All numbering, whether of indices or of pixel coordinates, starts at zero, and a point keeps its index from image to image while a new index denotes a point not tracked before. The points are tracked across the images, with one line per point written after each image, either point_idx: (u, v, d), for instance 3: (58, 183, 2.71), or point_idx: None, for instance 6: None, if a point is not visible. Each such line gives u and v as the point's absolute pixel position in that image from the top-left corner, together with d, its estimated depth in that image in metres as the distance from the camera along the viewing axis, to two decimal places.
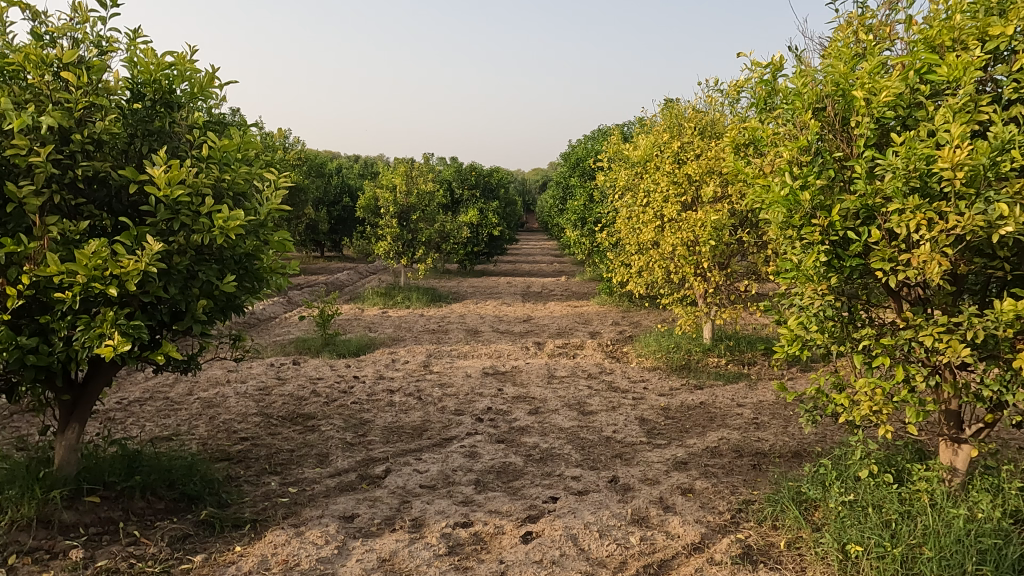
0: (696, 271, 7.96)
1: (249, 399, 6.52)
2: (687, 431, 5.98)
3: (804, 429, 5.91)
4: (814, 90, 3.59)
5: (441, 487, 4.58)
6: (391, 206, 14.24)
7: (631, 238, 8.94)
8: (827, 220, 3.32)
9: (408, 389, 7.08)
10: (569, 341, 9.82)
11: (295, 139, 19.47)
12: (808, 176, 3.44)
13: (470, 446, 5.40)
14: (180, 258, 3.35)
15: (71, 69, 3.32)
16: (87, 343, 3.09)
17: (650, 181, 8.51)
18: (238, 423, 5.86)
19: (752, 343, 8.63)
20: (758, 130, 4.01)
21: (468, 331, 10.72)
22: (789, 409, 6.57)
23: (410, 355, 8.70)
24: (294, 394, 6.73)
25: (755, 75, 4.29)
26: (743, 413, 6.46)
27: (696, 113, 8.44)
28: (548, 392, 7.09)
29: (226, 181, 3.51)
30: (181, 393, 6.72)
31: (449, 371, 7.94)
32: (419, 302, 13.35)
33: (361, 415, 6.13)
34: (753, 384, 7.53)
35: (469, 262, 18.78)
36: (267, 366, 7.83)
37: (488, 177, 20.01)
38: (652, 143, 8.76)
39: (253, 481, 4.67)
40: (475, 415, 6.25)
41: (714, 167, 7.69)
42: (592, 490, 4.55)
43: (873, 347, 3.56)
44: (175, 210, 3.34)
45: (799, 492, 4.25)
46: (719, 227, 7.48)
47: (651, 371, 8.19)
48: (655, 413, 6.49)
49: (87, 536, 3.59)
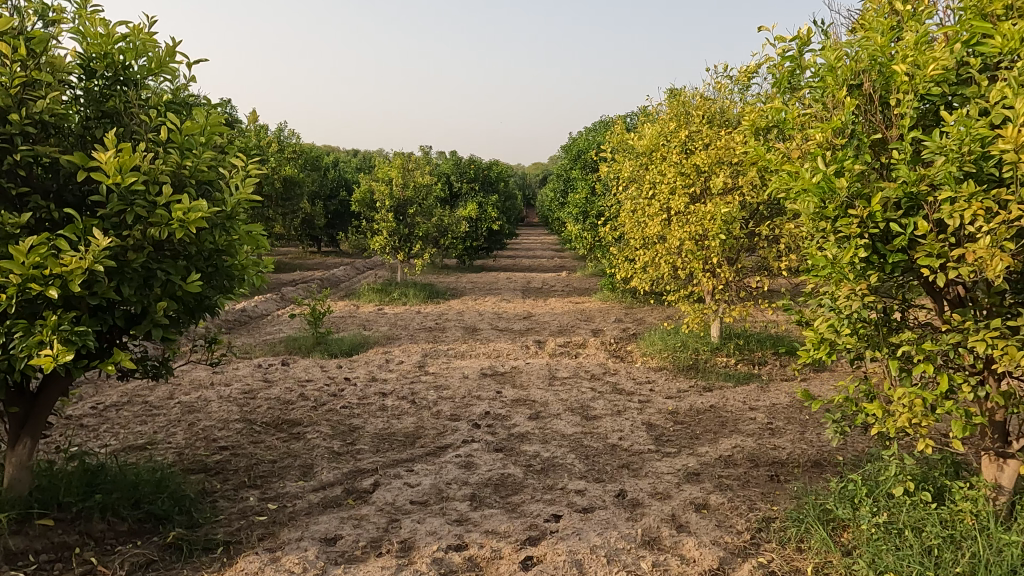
0: (705, 267, 7.60)
1: (232, 404, 6.14)
2: (698, 438, 5.61)
3: (823, 436, 5.55)
4: (849, 64, 3.18)
5: (433, 504, 4.21)
6: (387, 199, 13.82)
7: (636, 232, 8.50)
8: (866, 211, 2.88)
9: (401, 391, 6.70)
10: (570, 340, 9.44)
11: (289, 131, 19.07)
12: (845, 159, 2.98)
13: (466, 456, 5.03)
14: (136, 255, 2.98)
15: (8, 40, 2.91)
16: (25, 352, 2.70)
17: (655, 171, 8.11)
18: (218, 430, 5.48)
19: (763, 343, 8.27)
20: (783, 112, 3.61)
21: (466, 328, 10.35)
22: (805, 413, 6.20)
23: (404, 355, 8.32)
24: (280, 398, 6.36)
25: (778, 53, 3.90)
26: (757, 418, 6.10)
27: (705, 100, 8.02)
28: (549, 395, 6.72)
29: (189, 168, 3.10)
30: (162, 397, 6.35)
31: (445, 372, 7.57)
32: (416, 298, 12.99)
33: (350, 421, 5.75)
34: (765, 386, 7.17)
35: (468, 258, 18.57)
36: (253, 368, 7.45)
37: (488, 169, 19.63)
38: (658, 132, 8.32)
39: (229, 497, 4.31)
40: (471, 420, 5.87)
41: (724, 158, 7.30)
42: (598, 507, 4.17)
43: (914, 354, 3.18)
44: (129, 200, 2.95)
45: (825, 510, 3.89)
46: (729, 220, 7.13)
47: (657, 372, 7.82)
48: (662, 417, 6.11)
49: (37, 565, 3.22)
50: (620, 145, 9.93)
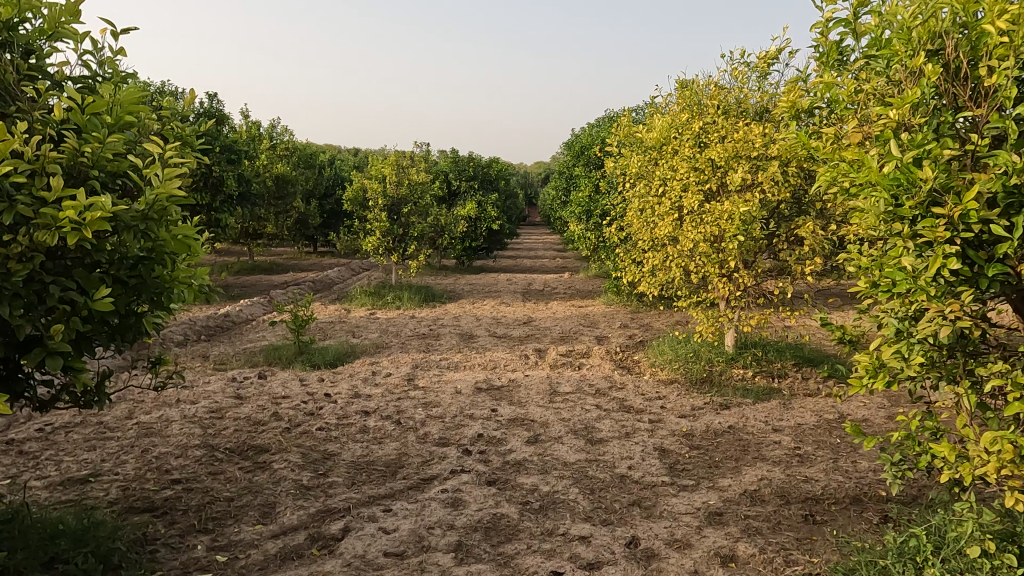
0: (720, 271, 6.97)
1: (195, 425, 5.49)
2: (718, 466, 4.95)
3: (859, 465, 4.90)
4: (926, 23, 2.52)
5: (411, 557, 3.55)
6: (380, 198, 13.17)
7: (644, 233, 7.82)
8: (958, 209, 2.22)
9: (386, 410, 6.05)
10: (573, 348, 8.79)
11: (282, 128, 18.44)
12: (926, 143, 2.32)
13: (453, 491, 4.38)
14: (19, 267, 2.33)
15: None
16: None
17: (666, 167, 7.45)
18: (174, 458, 4.83)
19: (782, 353, 7.62)
20: (835, 90, 2.96)
21: (462, 335, 9.70)
22: (836, 436, 5.55)
23: (393, 367, 7.65)
24: (250, 419, 5.71)
25: (823, 20, 3.24)
26: (782, 442, 5.44)
27: (720, 89, 7.34)
28: (550, 414, 6.05)
29: (90, 154, 2.44)
30: (119, 417, 5.70)
31: (436, 386, 6.91)
32: (411, 302, 12.34)
33: (324, 447, 5.10)
34: (788, 403, 6.52)
35: (467, 258, 17.94)
36: (226, 382, 6.80)
37: (488, 167, 18.98)
38: (668, 124, 7.62)
39: (172, 546, 3.67)
40: (462, 446, 5.22)
41: (742, 151, 6.63)
42: (606, 562, 3.51)
43: (1008, 389, 2.51)
44: (11, 196, 2.30)
45: (880, 570, 3.23)
46: (748, 220, 6.48)
47: (667, 386, 7.17)
48: (676, 440, 5.47)
49: None
50: (625, 137, 9.22)
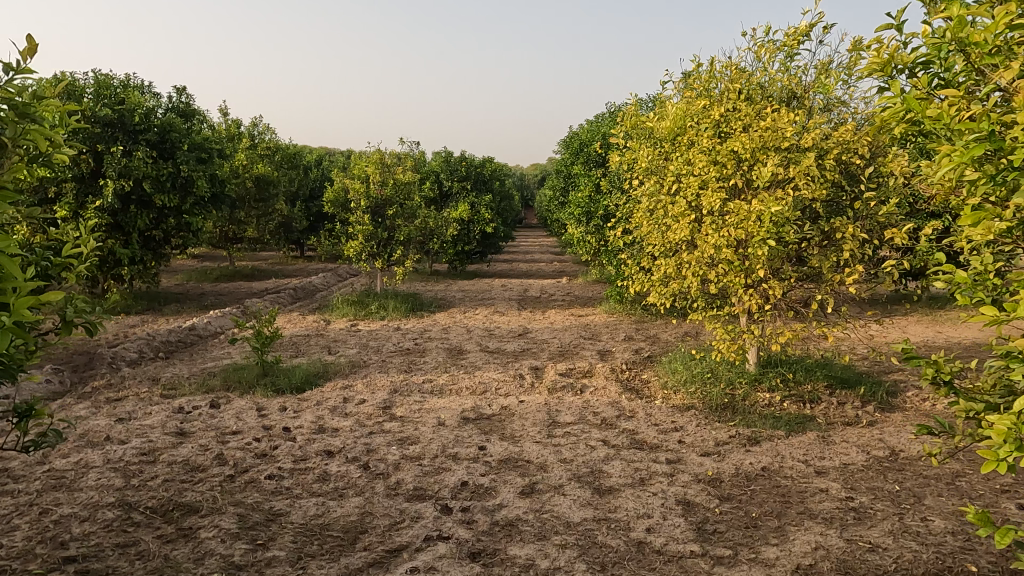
0: (745, 281, 6.03)
1: (117, 474, 4.50)
2: (758, 527, 4.00)
3: (931, 526, 3.95)
4: None
5: None
6: (362, 199, 12.14)
7: (654, 237, 6.82)
8: None
9: (353, 450, 5.07)
10: (573, 366, 7.82)
11: (264, 127, 17.47)
12: None
13: (426, 571, 3.40)
14: None
15: None
16: None
17: (679, 161, 6.47)
18: (79, 523, 3.85)
19: (812, 373, 6.67)
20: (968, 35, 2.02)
21: (451, 350, 8.74)
22: (892, 483, 4.61)
23: (367, 392, 6.67)
24: (187, 464, 4.72)
25: None
26: (829, 490, 4.49)
27: (740, 71, 6.40)
28: (548, 453, 5.08)
29: None
30: (28, 463, 4.72)
31: (416, 417, 5.92)
32: (396, 312, 11.36)
33: (270, 505, 4.12)
34: (827, 436, 5.56)
35: (458, 263, 17.00)
36: (170, 414, 5.81)
37: (482, 167, 17.80)
38: (683, 111, 6.65)
39: None
40: (441, 501, 4.24)
41: (771, 141, 5.70)
42: None
43: None
44: None
45: None
46: (780, 222, 5.55)
47: (683, 413, 6.21)
48: (702, 489, 4.51)
49: None
50: (631, 128, 8.22)
